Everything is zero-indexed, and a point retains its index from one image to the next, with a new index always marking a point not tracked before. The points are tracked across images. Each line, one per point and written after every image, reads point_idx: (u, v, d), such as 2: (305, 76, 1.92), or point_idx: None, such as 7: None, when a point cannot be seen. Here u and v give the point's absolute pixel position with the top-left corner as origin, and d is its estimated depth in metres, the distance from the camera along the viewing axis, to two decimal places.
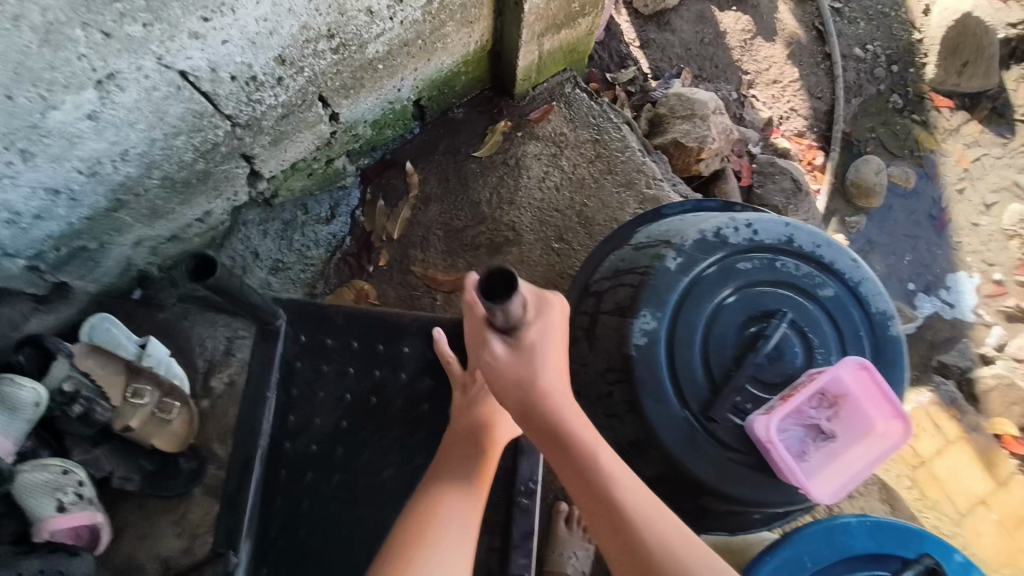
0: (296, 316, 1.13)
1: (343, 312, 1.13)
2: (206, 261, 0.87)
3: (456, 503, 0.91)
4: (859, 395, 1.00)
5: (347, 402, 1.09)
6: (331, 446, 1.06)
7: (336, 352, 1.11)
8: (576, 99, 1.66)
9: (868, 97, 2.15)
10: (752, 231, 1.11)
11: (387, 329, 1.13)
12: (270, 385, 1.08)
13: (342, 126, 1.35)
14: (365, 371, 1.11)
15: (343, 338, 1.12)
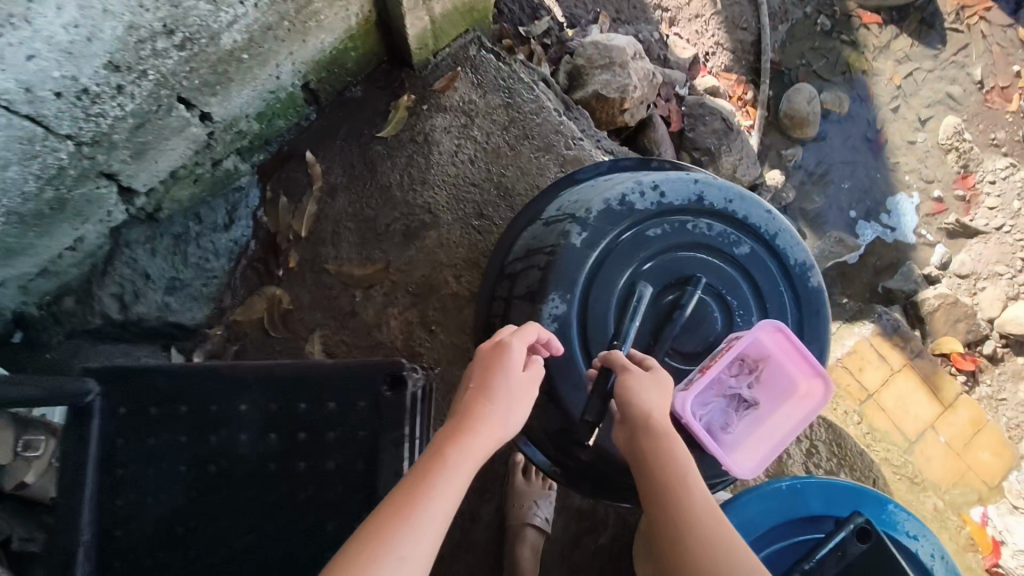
0: (109, 384, 0.97)
1: (166, 371, 0.98)
2: None
3: (459, 483, 0.76)
4: (777, 358, 0.95)
5: (187, 473, 0.96)
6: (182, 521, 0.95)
7: (164, 418, 0.97)
8: (481, 62, 1.55)
9: (795, 22, 2.06)
10: (660, 193, 1.02)
11: (222, 382, 0.98)
12: (84, 467, 0.95)
13: (220, 125, 1.23)
14: (201, 437, 0.97)
15: (170, 404, 0.98)
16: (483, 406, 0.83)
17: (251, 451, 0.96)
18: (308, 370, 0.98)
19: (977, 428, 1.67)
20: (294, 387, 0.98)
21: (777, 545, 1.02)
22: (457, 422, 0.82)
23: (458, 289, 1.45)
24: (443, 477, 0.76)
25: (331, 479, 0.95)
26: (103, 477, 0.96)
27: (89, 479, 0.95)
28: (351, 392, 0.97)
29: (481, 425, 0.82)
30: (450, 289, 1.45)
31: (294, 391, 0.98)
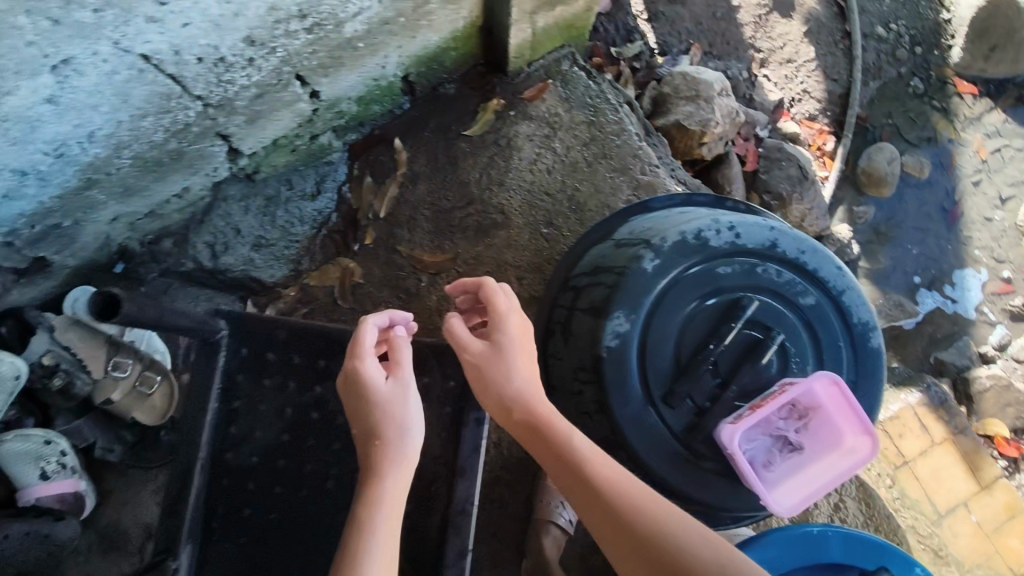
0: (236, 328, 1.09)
1: (286, 326, 1.11)
2: (114, 302, 0.88)
3: (395, 495, 0.87)
4: (829, 409, 0.98)
5: (291, 415, 1.10)
6: (278, 456, 1.08)
7: (278, 364, 1.10)
8: (573, 77, 1.60)
9: (887, 80, 2.04)
10: (735, 234, 1.06)
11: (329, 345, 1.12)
12: (212, 396, 1.06)
13: (325, 103, 1.31)
14: (311, 384, 1.11)
15: (284, 351, 1.11)
16: (386, 446, 0.90)
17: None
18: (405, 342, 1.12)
19: (1012, 514, 1.64)
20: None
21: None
22: (368, 471, 0.89)
23: (519, 290, 1.49)
24: (378, 500, 0.86)
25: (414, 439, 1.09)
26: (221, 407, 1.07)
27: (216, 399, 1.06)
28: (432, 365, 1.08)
29: (393, 462, 0.89)
30: (510, 289, 1.50)
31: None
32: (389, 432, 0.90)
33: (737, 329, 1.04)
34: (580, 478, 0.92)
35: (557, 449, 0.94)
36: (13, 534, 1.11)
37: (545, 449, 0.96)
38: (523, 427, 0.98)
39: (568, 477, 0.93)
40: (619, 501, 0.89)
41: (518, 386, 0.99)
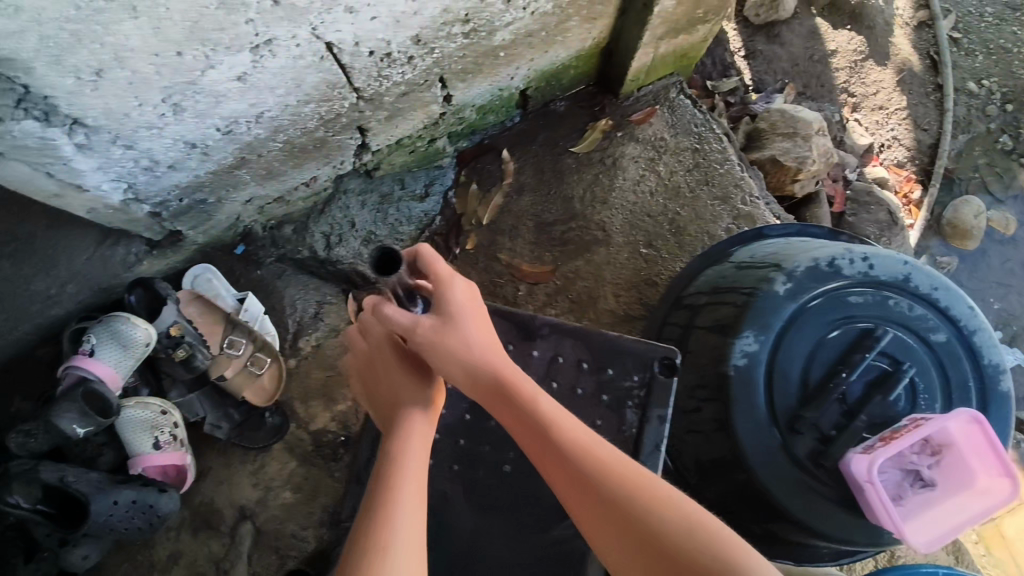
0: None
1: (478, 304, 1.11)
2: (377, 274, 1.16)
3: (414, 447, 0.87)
4: (965, 448, 0.96)
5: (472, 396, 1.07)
6: (460, 436, 1.07)
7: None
8: (680, 105, 1.64)
9: (975, 135, 2.03)
10: (869, 265, 1.07)
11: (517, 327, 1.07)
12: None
13: (453, 108, 1.35)
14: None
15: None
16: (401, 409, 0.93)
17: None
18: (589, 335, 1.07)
19: None
20: (582, 350, 1.06)
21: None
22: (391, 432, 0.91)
23: (615, 307, 1.50)
24: (395, 451, 0.86)
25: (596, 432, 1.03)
26: None
27: None
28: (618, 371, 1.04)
29: (410, 424, 0.91)
30: (607, 306, 1.50)
31: (581, 353, 1.06)
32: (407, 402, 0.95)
33: (869, 358, 1.03)
34: (545, 448, 0.84)
35: (521, 418, 0.87)
36: (120, 501, 1.12)
37: (508, 418, 0.88)
38: (483, 394, 0.91)
39: (531, 448, 0.86)
40: (589, 473, 0.82)
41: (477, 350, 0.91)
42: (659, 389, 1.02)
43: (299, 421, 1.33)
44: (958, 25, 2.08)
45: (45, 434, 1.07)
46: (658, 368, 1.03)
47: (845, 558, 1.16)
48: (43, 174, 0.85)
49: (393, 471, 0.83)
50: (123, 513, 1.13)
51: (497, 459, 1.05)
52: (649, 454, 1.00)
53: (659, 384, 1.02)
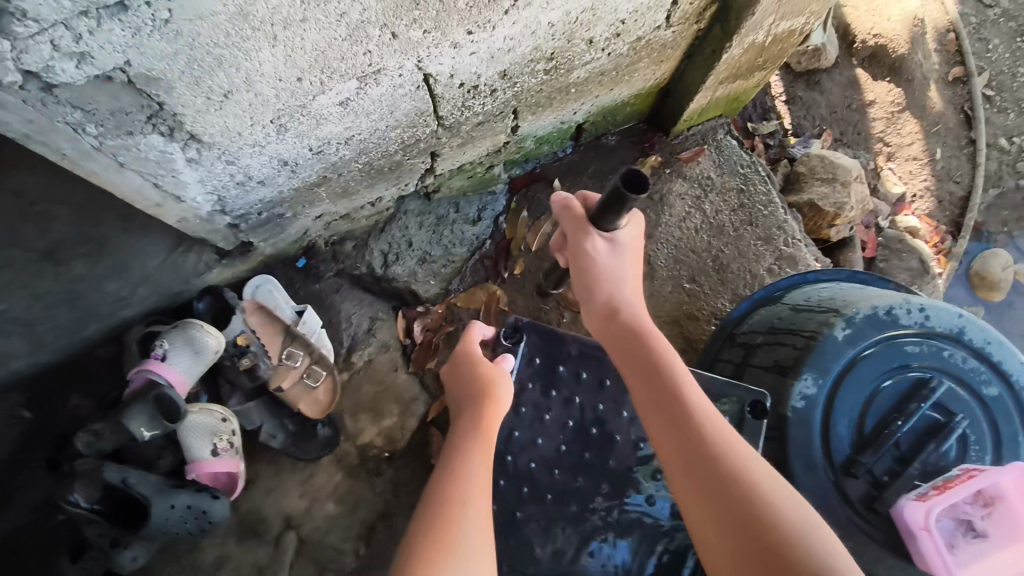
0: (536, 338, 1.16)
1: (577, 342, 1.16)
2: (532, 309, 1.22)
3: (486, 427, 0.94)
4: (1018, 502, 0.97)
5: (572, 429, 1.12)
6: (554, 467, 1.11)
7: (567, 377, 1.14)
8: (727, 146, 1.68)
9: (1005, 190, 2.08)
10: (925, 316, 1.10)
11: None
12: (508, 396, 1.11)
13: (517, 137, 1.40)
14: (591, 403, 1.14)
15: (576, 366, 1.15)
16: (485, 396, 1.00)
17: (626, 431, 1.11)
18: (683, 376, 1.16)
19: None
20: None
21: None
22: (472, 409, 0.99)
23: None
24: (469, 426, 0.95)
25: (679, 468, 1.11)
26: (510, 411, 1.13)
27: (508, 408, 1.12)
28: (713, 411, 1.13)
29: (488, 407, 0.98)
30: None
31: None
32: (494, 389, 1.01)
33: (924, 408, 1.05)
34: (665, 397, 0.91)
35: (653, 364, 0.94)
36: (178, 505, 1.14)
37: (634, 365, 0.97)
38: (618, 337, 1.01)
39: (651, 397, 0.92)
40: (706, 431, 0.86)
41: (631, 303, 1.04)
42: (749, 429, 1.10)
43: (349, 435, 1.34)
44: (992, 82, 2.14)
45: (111, 434, 1.08)
46: (751, 408, 1.11)
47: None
48: (152, 184, 0.89)
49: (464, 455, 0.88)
50: (177, 517, 1.14)
51: (570, 490, 1.09)
52: None
53: (750, 424, 1.10)
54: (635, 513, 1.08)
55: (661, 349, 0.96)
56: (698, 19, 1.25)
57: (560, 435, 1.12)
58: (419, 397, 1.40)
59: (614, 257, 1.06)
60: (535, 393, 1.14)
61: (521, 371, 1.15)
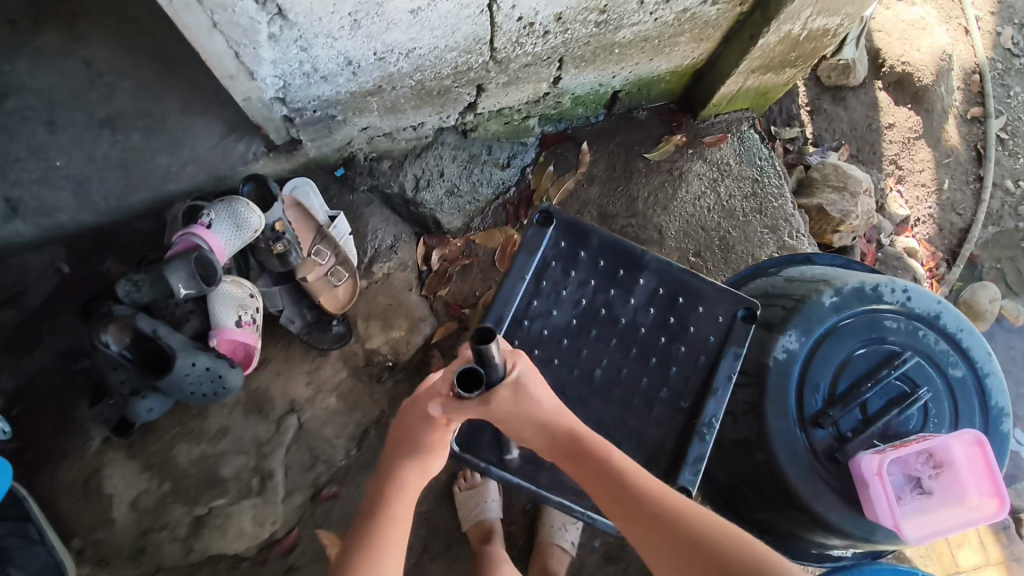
0: (564, 225, 1.24)
1: (600, 235, 1.24)
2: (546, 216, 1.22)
3: (408, 488, 0.87)
4: (962, 467, 1.09)
5: (583, 307, 1.22)
6: (554, 355, 1.19)
7: (586, 262, 1.23)
8: (749, 138, 1.78)
9: (1004, 230, 2.19)
10: (907, 297, 1.20)
11: (630, 258, 1.24)
12: (527, 272, 1.21)
13: (557, 91, 1.50)
14: (602, 288, 1.23)
15: (595, 254, 1.24)
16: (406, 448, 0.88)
17: (631, 316, 1.22)
18: (689, 276, 1.23)
19: None
20: (678, 286, 1.23)
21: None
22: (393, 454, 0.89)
23: None
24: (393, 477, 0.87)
25: (679, 357, 1.20)
26: (516, 316, 1.20)
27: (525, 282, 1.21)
28: (714, 307, 1.21)
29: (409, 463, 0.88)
30: None
31: (677, 289, 1.23)
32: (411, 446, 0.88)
33: (893, 376, 1.15)
34: (648, 517, 0.82)
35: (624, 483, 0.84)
36: (198, 364, 1.22)
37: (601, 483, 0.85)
38: (565, 453, 0.87)
39: (631, 517, 0.83)
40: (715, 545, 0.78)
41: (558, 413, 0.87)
42: (737, 330, 1.18)
43: (359, 337, 1.44)
44: (1007, 126, 2.24)
45: (149, 287, 1.17)
46: (740, 314, 1.19)
47: (828, 561, 1.29)
48: (232, 53, 0.98)
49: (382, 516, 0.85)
50: (196, 376, 1.22)
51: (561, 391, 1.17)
52: (720, 383, 1.16)
53: (739, 327, 1.18)
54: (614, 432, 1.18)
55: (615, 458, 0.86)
56: (740, 2, 1.35)
57: (572, 310, 1.22)
58: (427, 317, 1.50)
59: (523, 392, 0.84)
60: (557, 271, 1.23)
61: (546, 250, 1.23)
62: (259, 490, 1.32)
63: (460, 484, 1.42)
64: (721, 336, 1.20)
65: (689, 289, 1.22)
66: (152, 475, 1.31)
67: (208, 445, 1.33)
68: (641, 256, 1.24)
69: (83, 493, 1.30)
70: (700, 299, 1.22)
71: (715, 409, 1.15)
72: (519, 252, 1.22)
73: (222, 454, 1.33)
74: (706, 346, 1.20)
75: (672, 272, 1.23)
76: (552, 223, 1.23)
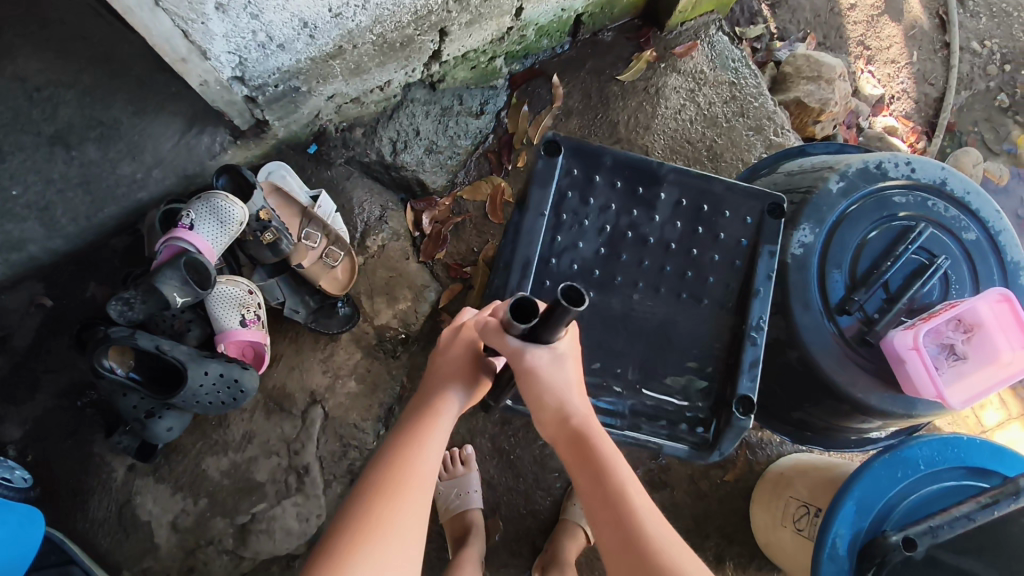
0: (571, 151, 1.18)
1: (612, 154, 1.19)
2: (552, 144, 1.16)
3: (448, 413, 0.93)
4: (992, 325, 1.08)
5: (608, 233, 1.19)
6: (569, 290, 1.17)
7: (602, 186, 1.19)
8: (718, 41, 1.73)
9: (976, 92, 2.19)
10: (911, 169, 1.18)
11: (647, 173, 1.20)
12: (545, 206, 1.16)
13: (520, 24, 1.44)
14: (625, 210, 1.20)
15: (610, 175, 1.19)
16: (450, 377, 0.96)
17: (659, 233, 1.20)
18: (706, 182, 1.20)
19: None
20: (701, 194, 1.21)
21: (911, 497, 1.08)
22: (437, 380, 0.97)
23: None
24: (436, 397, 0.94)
25: (713, 265, 1.20)
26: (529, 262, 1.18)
27: (546, 216, 1.16)
28: (744, 207, 1.20)
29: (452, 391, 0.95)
30: None
31: (700, 197, 1.21)
32: (455, 376, 0.96)
33: (910, 251, 1.14)
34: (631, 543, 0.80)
35: (622, 515, 0.82)
36: (211, 373, 1.17)
37: (599, 502, 0.84)
38: (573, 450, 0.89)
39: (611, 526, 0.83)
40: None
41: (574, 397, 0.90)
42: (768, 228, 1.17)
43: (366, 315, 1.40)
44: None
45: (142, 303, 1.11)
46: (769, 212, 1.18)
47: (869, 445, 1.29)
48: (181, 32, 0.93)
49: (419, 424, 0.89)
50: (210, 386, 1.17)
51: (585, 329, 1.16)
52: (761, 282, 1.16)
53: (770, 225, 1.18)
54: (645, 357, 1.18)
55: (629, 489, 0.84)
56: None
57: (598, 239, 1.19)
58: (430, 283, 1.46)
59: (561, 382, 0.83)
60: (574, 200, 1.18)
61: (560, 181, 1.18)
62: (298, 487, 1.29)
63: (442, 473, 1.40)
64: (752, 237, 1.19)
65: (710, 195, 1.21)
66: (186, 493, 1.26)
67: (236, 453, 1.29)
68: (654, 169, 1.20)
69: (120, 525, 1.25)
70: (724, 204, 1.21)
71: (760, 311, 1.15)
72: (531, 187, 1.15)
73: (252, 459, 1.29)
74: (740, 249, 1.20)
75: (689, 178, 1.20)
76: (562, 149, 1.17)
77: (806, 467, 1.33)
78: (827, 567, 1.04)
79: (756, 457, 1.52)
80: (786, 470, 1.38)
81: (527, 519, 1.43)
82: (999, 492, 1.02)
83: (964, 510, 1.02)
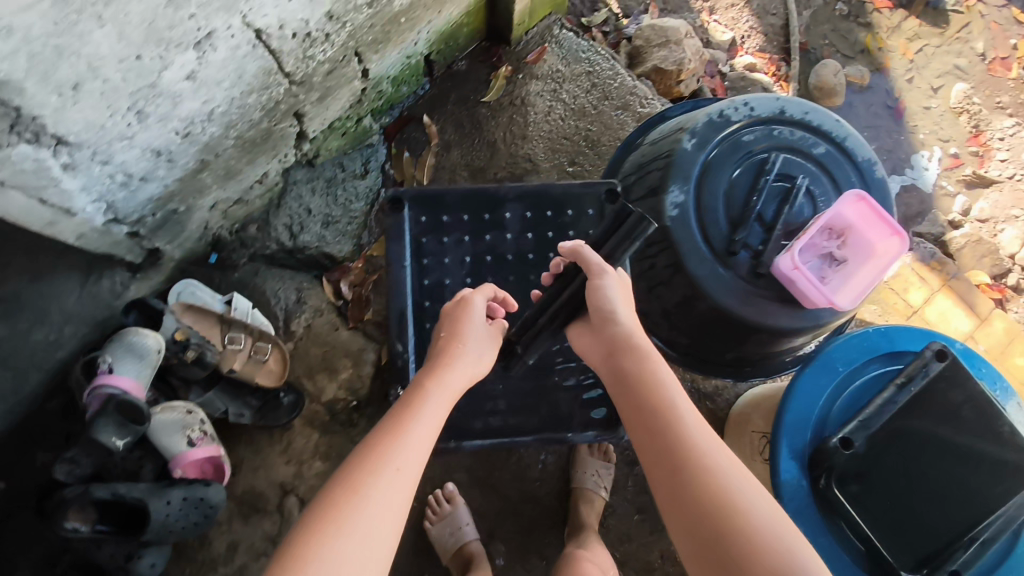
0: (414, 201, 1.37)
1: (453, 193, 1.37)
2: (396, 200, 1.35)
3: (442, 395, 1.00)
4: (858, 224, 1.18)
5: (470, 262, 1.36)
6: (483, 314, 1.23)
7: (452, 224, 1.37)
8: (564, 39, 1.82)
9: (816, 8, 2.33)
10: (750, 108, 1.28)
11: (488, 200, 1.37)
12: (405, 257, 1.35)
13: (371, 82, 1.50)
14: (480, 235, 1.37)
15: (457, 212, 1.37)
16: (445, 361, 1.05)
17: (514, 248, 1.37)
18: (540, 192, 1.37)
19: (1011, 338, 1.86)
20: (541, 201, 1.37)
21: (841, 398, 1.16)
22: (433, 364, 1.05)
23: None
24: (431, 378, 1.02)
25: None
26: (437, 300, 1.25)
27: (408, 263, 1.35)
28: (582, 202, 1.37)
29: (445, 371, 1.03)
30: None
31: (541, 206, 1.37)
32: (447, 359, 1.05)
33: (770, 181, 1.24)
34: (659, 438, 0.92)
35: (655, 414, 0.94)
36: (174, 501, 1.19)
37: (636, 406, 0.97)
38: (621, 357, 1.03)
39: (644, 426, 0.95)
40: (696, 477, 0.86)
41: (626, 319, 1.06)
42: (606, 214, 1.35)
43: (312, 395, 1.44)
44: None
45: (87, 458, 1.14)
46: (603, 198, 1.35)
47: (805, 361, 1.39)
48: (38, 200, 0.97)
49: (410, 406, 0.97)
50: (177, 512, 1.20)
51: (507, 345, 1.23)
52: None
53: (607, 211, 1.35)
54: None
55: (674, 399, 0.95)
56: None
57: (462, 269, 1.36)
58: (366, 344, 1.51)
59: (625, 292, 1.10)
60: (430, 244, 1.36)
61: (412, 230, 1.36)
62: None
63: (431, 518, 1.44)
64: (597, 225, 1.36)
65: (545, 200, 1.37)
66: None
67: (226, 566, 1.31)
68: (494, 193, 1.37)
69: None
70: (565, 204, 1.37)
71: None
72: (389, 242, 1.35)
73: (243, 566, 1.31)
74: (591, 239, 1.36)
75: (525, 192, 1.37)
76: (407, 203, 1.36)
77: (760, 401, 1.41)
78: (786, 487, 1.11)
79: (716, 405, 1.60)
80: (746, 408, 1.44)
81: (524, 534, 1.49)
82: (914, 368, 1.12)
83: (886, 395, 1.12)
